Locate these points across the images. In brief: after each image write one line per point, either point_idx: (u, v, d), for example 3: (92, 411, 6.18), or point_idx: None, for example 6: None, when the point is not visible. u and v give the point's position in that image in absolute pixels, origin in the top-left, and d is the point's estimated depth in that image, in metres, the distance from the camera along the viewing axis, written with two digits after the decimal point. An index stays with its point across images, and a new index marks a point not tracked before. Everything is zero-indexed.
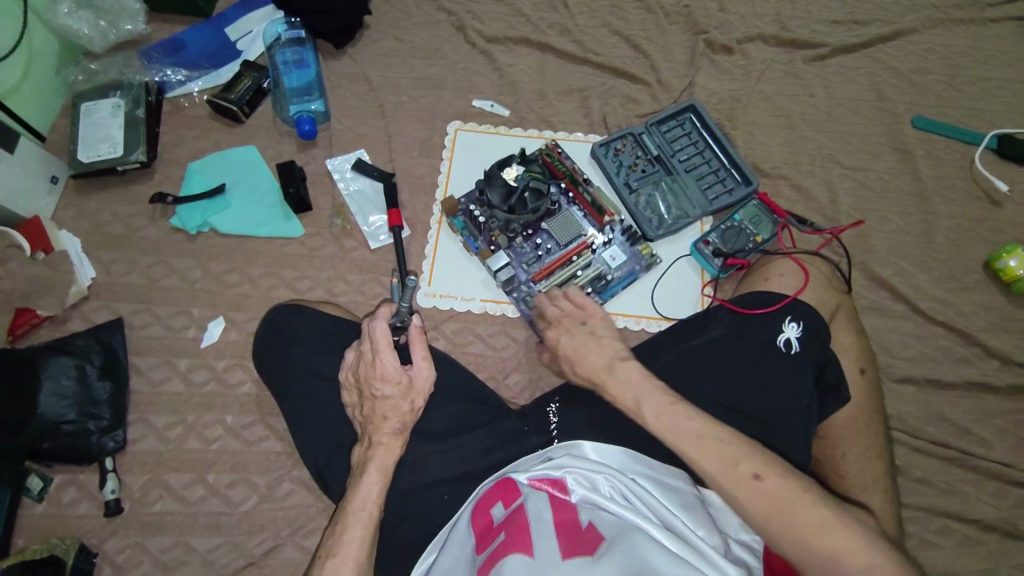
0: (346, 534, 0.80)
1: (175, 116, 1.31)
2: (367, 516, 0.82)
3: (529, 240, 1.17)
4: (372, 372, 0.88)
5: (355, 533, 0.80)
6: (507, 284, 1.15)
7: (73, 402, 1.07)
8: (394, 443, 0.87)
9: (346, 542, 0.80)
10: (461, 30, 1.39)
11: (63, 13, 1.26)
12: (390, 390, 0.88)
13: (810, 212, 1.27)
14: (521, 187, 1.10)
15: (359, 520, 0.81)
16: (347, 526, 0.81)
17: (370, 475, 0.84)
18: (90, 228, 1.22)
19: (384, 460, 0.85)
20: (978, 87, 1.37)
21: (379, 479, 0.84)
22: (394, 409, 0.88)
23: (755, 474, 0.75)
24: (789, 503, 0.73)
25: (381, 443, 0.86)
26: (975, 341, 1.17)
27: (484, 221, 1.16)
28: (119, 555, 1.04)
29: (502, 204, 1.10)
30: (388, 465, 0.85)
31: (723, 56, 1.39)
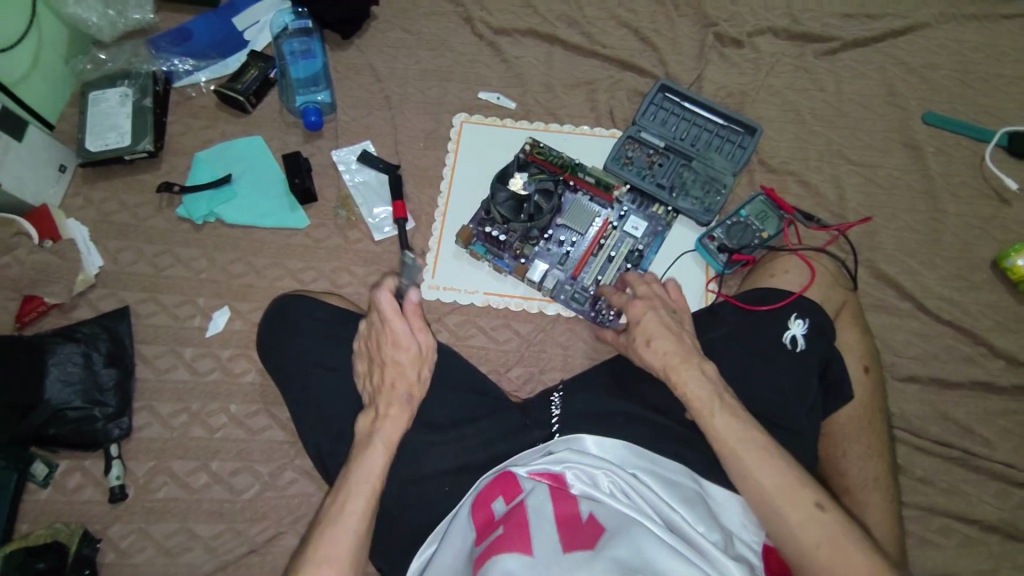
0: (348, 506, 0.80)
1: (182, 106, 1.32)
2: (370, 487, 0.81)
3: (552, 243, 1.17)
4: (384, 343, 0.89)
5: (356, 504, 0.80)
6: (553, 289, 1.17)
7: (79, 388, 1.09)
8: (400, 415, 0.86)
9: (347, 514, 0.80)
10: (469, 22, 1.38)
11: (72, 3, 1.27)
12: (403, 359, 0.88)
13: (816, 208, 1.26)
14: (530, 194, 1.11)
15: (363, 491, 0.81)
16: (350, 497, 0.81)
17: (376, 447, 0.84)
18: (97, 217, 1.23)
19: (390, 433, 0.85)
20: (991, 84, 1.35)
21: (385, 452, 0.84)
22: (403, 381, 0.88)
23: (818, 504, 0.77)
24: (842, 541, 0.75)
25: (388, 416, 0.86)
26: (980, 340, 1.16)
27: (504, 239, 1.16)
28: (123, 540, 1.05)
29: (519, 216, 1.10)
30: (394, 438, 0.85)
31: (732, 49, 1.37)
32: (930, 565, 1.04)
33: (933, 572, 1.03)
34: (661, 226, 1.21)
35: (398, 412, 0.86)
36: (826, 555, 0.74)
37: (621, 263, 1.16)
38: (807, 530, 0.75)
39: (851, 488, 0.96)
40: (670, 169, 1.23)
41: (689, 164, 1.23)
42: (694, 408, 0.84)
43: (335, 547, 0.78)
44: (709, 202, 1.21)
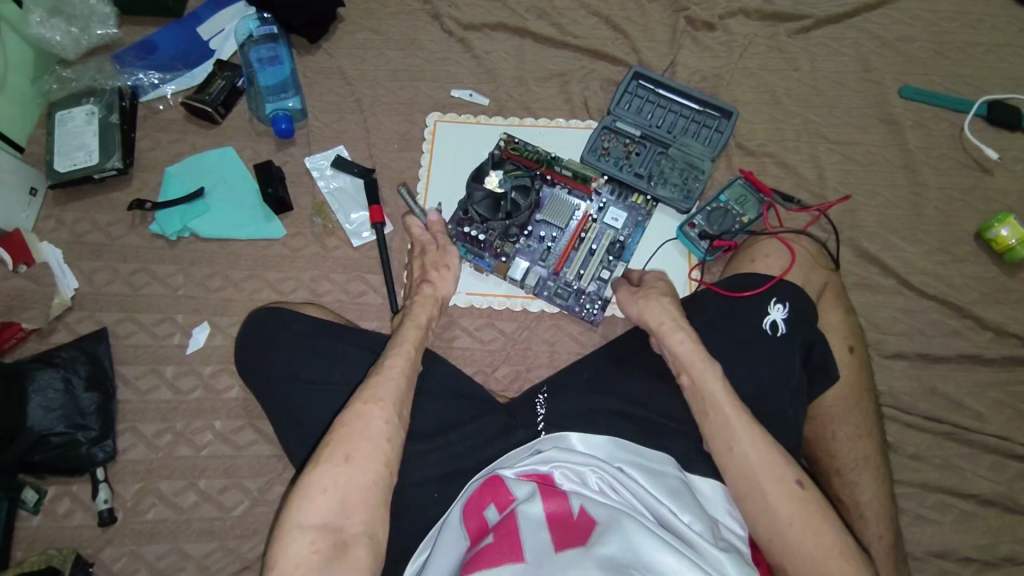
0: (354, 426, 0.80)
1: (150, 120, 1.30)
2: (379, 410, 0.81)
3: (532, 239, 1.16)
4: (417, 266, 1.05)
5: (364, 425, 0.80)
6: (536, 287, 1.15)
7: (61, 413, 1.08)
8: (410, 353, 0.90)
9: (355, 433, 0.79)
10: (437, 19, 1.36)
11: (34, 23, 1.24)
12: (427, 283, 1.02)
13: (796, 189, 1.25)
14: (507, 192, 1.10)
15: (371, 413, 0.81)
16: (358, 418, 0.81)
17: (386, 376, 0.85)
18: (70, 238, 1.21)
19: (399, 365, 0.87)
20: (967, 53, 1.33)
21: (395, 381, 0.85)
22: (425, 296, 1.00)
23: (800, 482, 0.78)
24: (816, 521, 0.75)
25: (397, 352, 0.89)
26: (966, 312, 1.16)
27: (483, 238, 1.15)
28: (115, 564, 1.04)
29: (496, 215, 1.10)
30: (404, 371, 0.87)
31: (705, 32, 1.36)
32: (925, 541, 1.04)
33: (929, 548, 1.03)
34: (641, 213, 1.19)
35: (410, 351, 0.90)
36: (799, 531, 0.75)
37: (603, 256, 1.15)
38: (785, 507, 0.76)
39: (841, 468, 0.97)
40: (648, 158, 1.21)
41: (666, 152, 1.22)
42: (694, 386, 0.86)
43: (340, 461, 0.77)
44: (688, 188, 1.19)
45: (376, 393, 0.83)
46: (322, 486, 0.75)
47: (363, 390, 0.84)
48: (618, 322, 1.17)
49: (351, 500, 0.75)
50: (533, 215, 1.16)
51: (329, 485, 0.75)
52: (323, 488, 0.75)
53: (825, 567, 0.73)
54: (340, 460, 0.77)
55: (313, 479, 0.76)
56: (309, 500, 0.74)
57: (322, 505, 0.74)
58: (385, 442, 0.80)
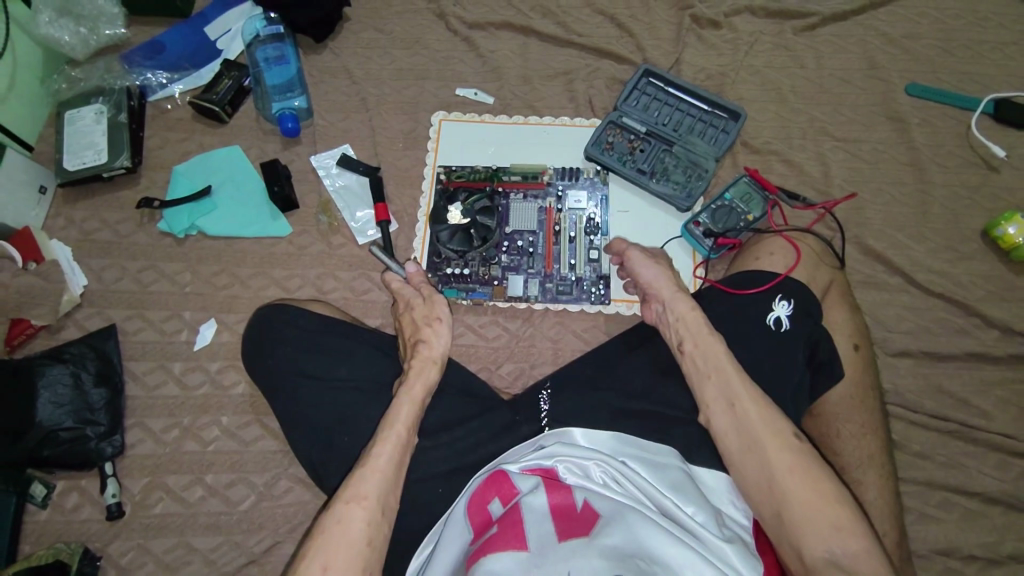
0: (334, 530, 0.76)
1: (158, 119, 1.31)
2: (362, 511, 0.77)
3: (513, 252, 1.18)
4: (408, 325, 0.96)
5: (345, 529, 0.76)
6: (539, 295, 1.18)
7: (70, 409, 1.09)
8: (399, 438, 0.83)
9: (334, 539, 0.75)
10: (442, 18, 1.37)
11: (43, 22, 1.25)
12: (421, 344, 0.92)
13: (801, 186, 1.24)
14: (472, 220, 1.13)
15: (353, 514, 0.77)
16: (339, 520, 0.77)
17: (371, 468, 0.81)
18: (80, 236, 1.22)
19: (386, 454, 0.82)
20: (974, 51, 1.33)
21: (381, 477, 0.80)
22: (417, 360, 0.91)
23: (795, 434, 0.80)
24: (813, 470, 0.77)
25: (382, 438, 0.83)
26: (973, 311, 1.15)
27: (469, 273, 1.18)
28: (122, 558, 1.05)
29: (472, 245, 1.14)
30: (392, 461, 0.81)
31: (710, 30, 1.36)
32: (931, 540, 1.03)
33: (935, 547, 1.02)
34: (601, 187, 1.23)
35: (397, 436, 0.83)
36: (797, 480, 0.76)
37: (584, 238, 1.19)
38: (781, 457, 0.78)
39: (846, 467, 0.97)
40: (652, 154, 1.23)
41: (671, 150, 1.22)
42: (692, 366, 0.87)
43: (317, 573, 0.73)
44: (690, 185, 1.20)
45: (359, 490, 0.79)
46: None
47: (346, 486, 0.80)
48: (622, 320, 1.17)
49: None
50: (503, 231, 1.19)
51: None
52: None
53: (817, 513, 0.74)
54: (316, 571, 0.73)
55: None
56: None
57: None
58: (366, 545, 0.76)
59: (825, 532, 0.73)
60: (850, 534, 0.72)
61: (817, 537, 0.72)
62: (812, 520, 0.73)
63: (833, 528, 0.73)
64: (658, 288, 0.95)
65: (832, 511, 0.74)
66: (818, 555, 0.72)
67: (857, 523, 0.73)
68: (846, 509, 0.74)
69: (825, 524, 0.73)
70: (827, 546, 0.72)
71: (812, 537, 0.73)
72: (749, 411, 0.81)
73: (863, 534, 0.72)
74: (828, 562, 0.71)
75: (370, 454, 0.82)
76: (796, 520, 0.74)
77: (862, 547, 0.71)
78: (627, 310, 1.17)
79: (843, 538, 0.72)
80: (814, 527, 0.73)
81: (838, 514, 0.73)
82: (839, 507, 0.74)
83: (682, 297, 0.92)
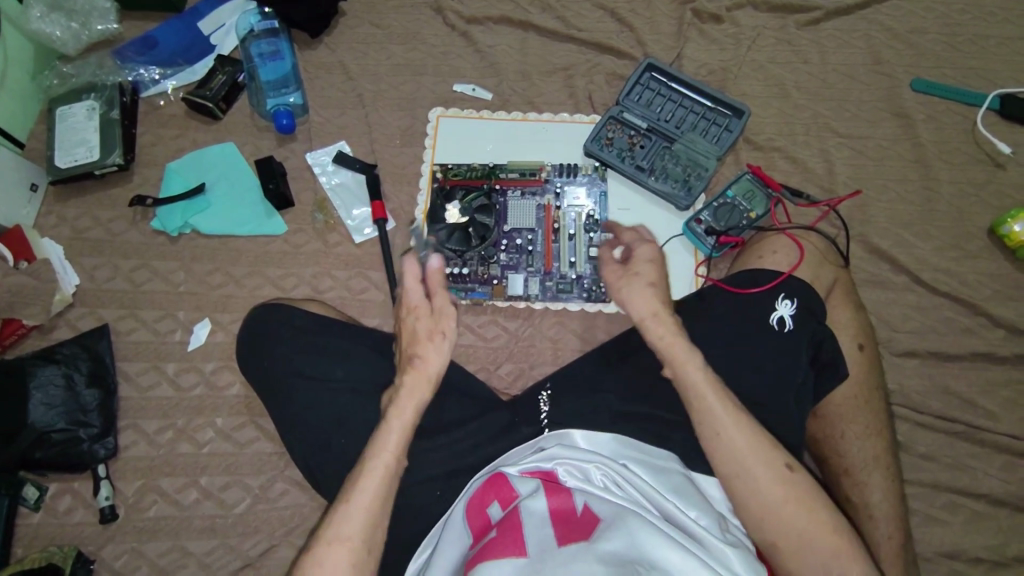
0: (317, 573, 0.75)
1: (151, 116, 1.29)
2: (346, 552, 0.76)
3: (512, 250, 1.16)
4: (407, 333, 0.87)
5: (328, 570, 0.75)
6: (538, 293, 1.16)
7: (63, 410, 1.08)
8: (384, 473, 0.79)
9: None
10: (440, 12, 1.35)
11: (34, 17, 1.23)
12: (416, 360, 0.84)
13: (804, 184, 1.23)
14: (470, 219, 1.13)
15: (336, 556, 0.76)
16: (323, 561, 0.75)
17: (355, 506, 0.78)
18: (71, 234, 1.20)
19: (370, 491, 0.79)
20: (979, 45, 1.31)
21: (364, 516, 0.77)
22: (410, 377, 0.84)
23: (788, 465, 0.78)
24: (809, 500, 0.76)
25: (366, 472, 0.79)
26: (979, 310, 1.13)
27: (467, 272, 1.15)
28: (115, 562, 1.04)
29: (469, 245, 1.12)
30: (376, 499, 0.78)
31: (712, 25, 1.34)
32: (936, 543, 1.01)
33: (939, 550, 1.01)
34: (600, 182, 1.21)
35: (382, 470, 0.80)
36: (789, 510, 0.75)
37: (584, 236, 1.17)
38: (772, 489, 0.76)
39: (851, 468, 0.96)
40: (652, 150, 1.21)
41: (671, 147, 1.21)
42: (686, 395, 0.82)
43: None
44: (690, 183, 1.19)
45: (343, 531, 0.77)
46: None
47: (329, 524, 0.78)
48: (622, 320, 1.16)
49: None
50: (501, 230, 1.17)
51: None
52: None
53: (812, 543, 0.74)
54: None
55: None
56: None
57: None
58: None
59: (820, 563, 0.73)
60: (847, 563, 0.73)
61: (811, 568, 0.73)
62: (808, 553, 0.74)
63: (829, 560, 0.73)
64: (637, 273, 0.90)
65: (827, 542, 0.74)
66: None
67: (853, 552, 0.74)
68: (843, 538, 0.75)
69: (821, 555, 0.73)
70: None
71: (809, 570, 0.73)
72: (738, 441, 0.78)
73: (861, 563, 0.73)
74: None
75: (353, 489, 0.79)
76: (792, 552, 0.74)
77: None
78: None
79: (840, 568, 0.73)
80: (811, 560, 0.73)
81: (834, 543, 0.74)
82: (834, 539, 0.74)
83: (653, 287, 0.88)
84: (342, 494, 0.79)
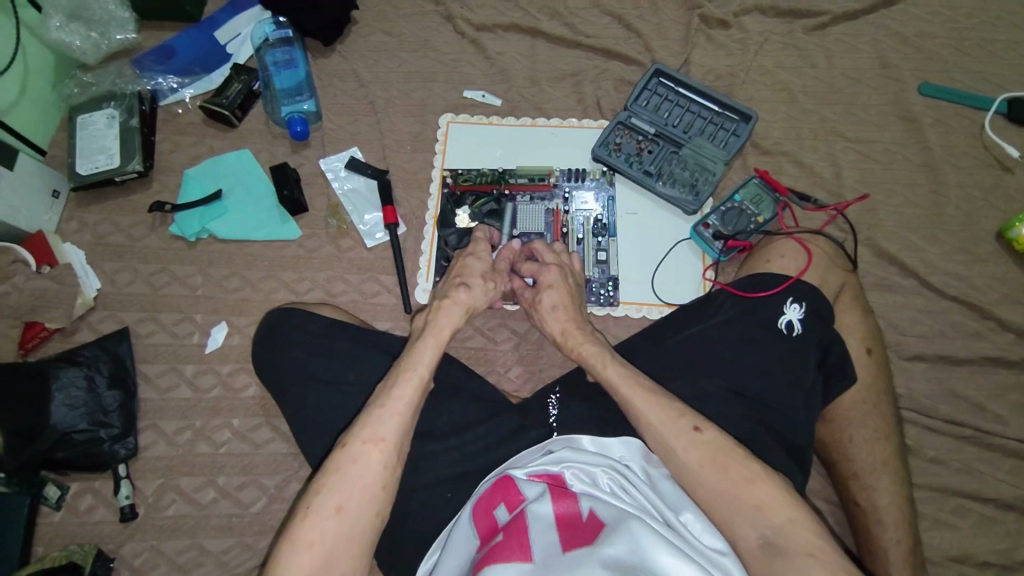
0: (349, 470, 0.76)
1: (170, 124, 1.32)
2: (377, 453, 0.78)
3: None
4: (466, 267, 1.01)
5: (359, 468, 0.76)
6: None
7: (84, 411, 1.10)
8: (416, 382, 0.84)
9: (349, 479, 0.75)
10: (450, 20, 1.37)
11: (54, 28, 1.26)
12: (461, 288, 0.97)
13: (812, 188, 1.23)
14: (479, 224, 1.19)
15: (369, 455, 0.77)
16: (355, 459, 0.77)
17: (390, 409, 0.81)
18: (92, 240, 1.24)
19: (403, 399, 0.82)
20: (987, 49, 1.31)
21: (396, 420, 0.80)
22: (453, 302, 0.95)
23: (694, 426, 0.79)
24: (724, 453, 0.76)
25: (400, 382, 0.84)
26: (988, 313, 1.14)
27: None
28: (135, 559, 1.06)
29: None
30: (408, 405, 0.82)
31: (719, 30, 1.34)
32: (944, 546, 1.02)
33: (947, 553, 1.01)
34: (608, 187, 1.23)
35: (415, 380, 0.85)
36: (710, 472, 0.75)
37: (591, 240, 1.19)
38: (688, 454, 0.77)
39: (859, 472, 0.97)
40: (660, 155, 1.22)
41: (679, 152, 1.22)
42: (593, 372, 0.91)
43: (330, 513, 0.73)
44: (697, 188, 1.20)
45: (376, 432, 0.79)
46: (310, 537, 0.71)
47: (363, 426, 0.80)
48: (630, 323, 1.17)
49: (337, 553, 0.71)
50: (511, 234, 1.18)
51: (316, 537, 0.72)
52: (311, 539, 0.71)
53: (739, 497, 0.73)
54: (331, 511, 0.73)
55: (302, 529, 0.72)
56: (295, 554, 0.70)
57: (305, 559, 0.70)
58: (378, 489, 0.76)
59: (749, 514, 0.72)
60: (773, 508, 0.72)
61: (745, 525, 0.72)
62: (736, 506, 0.73)
63: (755, 509, 0.72)
64: (541, 296, 1.02)
65: (750, 492, 0.73)
66: (750, 542, 0.71)
67: (780, 496, 0.73)
68: (766, 484, 0.74)
69: (747, 505, 0.72)
70: (758, 530, 0.71)
71: (740, 524, 0.72)
72: (643, 415, 0.82)
73: (789, 505, 0.72)
74: (761, 547, 0.70)
75: (387, 395, 0.83)
76: (720, 508, 0.74)
77: (790, 519, 0.71)
78: (636, 313, 1.17)
79: (768, 515, 0.71)
80: (739, 513, 0.72)
81: (756, 491, 0.73)
82: (758, 486, 0.73)
83: (557, 308, 1.01)
84: (373, 402, 0.82)
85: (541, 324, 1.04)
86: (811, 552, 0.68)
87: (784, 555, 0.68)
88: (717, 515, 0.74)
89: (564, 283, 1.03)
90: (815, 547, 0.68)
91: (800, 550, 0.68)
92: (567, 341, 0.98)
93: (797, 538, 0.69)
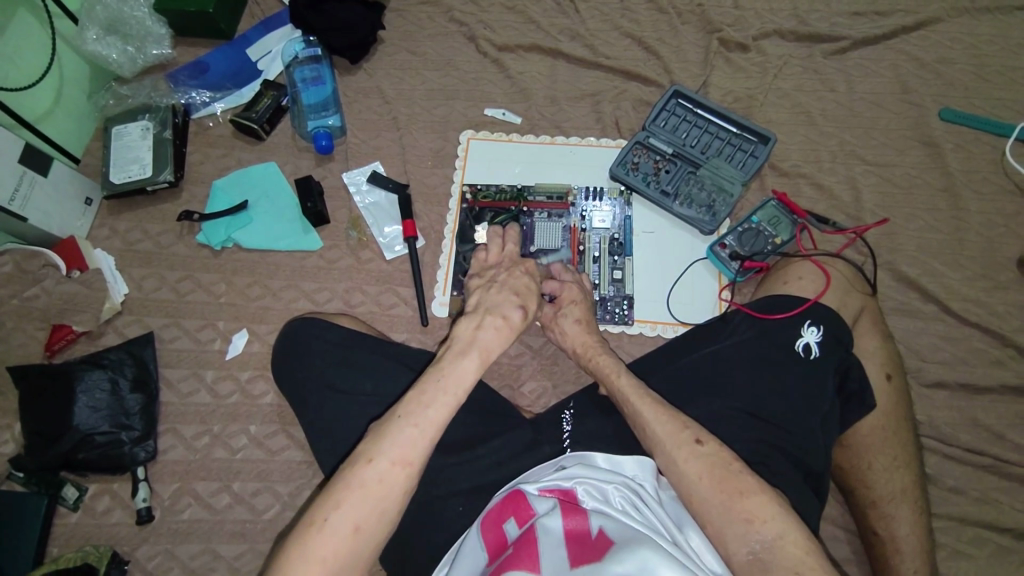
0: (373, 490, 0.73)
1: (200, 136, 1.36)
2: (403, 476, 0.75)
3: None
4: (522, 285, 0.98)
5: (369, 509, 0.72)
6: None
7: (106, 414, 1.12)
8: (453, 401, 0.81)
9: (371, 496, 0.73)
10: (473, 40, 1.40)
11: (91, 39, 1.32)
12: (519, 309, 0.93)
13: (831, 211, 1.23)
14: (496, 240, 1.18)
15: (396, 477, 0.74)
16: (379, 478, 0.74)
17: (421, 429, 0.78)
18: (122, 247, 1.27)
19: (437, 419, 0.79)
20: (1009, 76, 1.31)
21: (427, 444, 0.77)
22: (508, 323, 0.91)
23: (696, 438, 0.80)
24: (723, 467, 0.77)
25: (439, 399, 0.80)
26: (1011, 342, 1.12)
27: None
28: (149, 562, 1.08)
29: None
30: (439, 426, 0.79)
31: (738, 53, 1.36)
32: None
33: None
34: (626, 207, 1.24)
35: (453, 399, 0.81)
36: (708, 485, 0.76)
37: (607, 258, 1.19)
38: (689, 466, 0.78)
39: (877, 501, 0.95)
40: (677, 176, 1.23)
41: (697, 172, 1.23)
42: (603, 373, 0.94)
43: (346, 533, 0.71)
44: (715, 209, 1.20)
45: (405, 454, 0.76)
46: (322, 551, 0.69)
47: (393, 444, 0.76)
48: (645, 341, 1.17)
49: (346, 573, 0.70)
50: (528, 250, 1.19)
51: (328, 553, 0.69)
52: (322, 557, 0.69)
53: (737, 507, 0.73)
54: (348, 528, 0.71)
55: (315, 543, 0.70)
56: (305, 565, 0.68)
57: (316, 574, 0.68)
58: (394, 512, 0.74)
59: (739, 528, 0.72)
60: (765, 522, 0.72)
61: (736, 538, 0.72)
62: (726, 519, 0.73)
63: (745, 522, 0.72)
64: (563, 313, 1.05)
65: (745, 505, 0.73)
66: (741, 556, 0.71)
67: (774, 509, 0.73)
68: (761, 497, 0.74)
69: (739, 518, 0.72)
70: (748, 545, 0.71)
71: (730, 537, 0.72)
72: (647, 423, 0.83)
73: (781, 521, 0.72)
74: (750, 562, 0.70)
75: (421, 412, 0.79)
76: (713, 519, 0.74)
77: (780, 534, 0.71)
78: (650, 331, 1.17)
79: (760, 528, 0.71)
80: (731, 526, 0.72)
81: (750, 505, 0.73)
82: (755, 500, 0.73)
83: (579, 323, 1.04)
84: (405, 417, 0.78)
85: (560, 339, 1.06)
86: (798, 570, 0.68)
87: (771, 570, 0.68)
88: (709, 528, 0.74)
89: (584, 299, 1.07)
90: (803, 565, 0.68)
91: (787, 567, 0.68)
92: (585, 353, 1.00)
93: (785, 554, 0.69)
